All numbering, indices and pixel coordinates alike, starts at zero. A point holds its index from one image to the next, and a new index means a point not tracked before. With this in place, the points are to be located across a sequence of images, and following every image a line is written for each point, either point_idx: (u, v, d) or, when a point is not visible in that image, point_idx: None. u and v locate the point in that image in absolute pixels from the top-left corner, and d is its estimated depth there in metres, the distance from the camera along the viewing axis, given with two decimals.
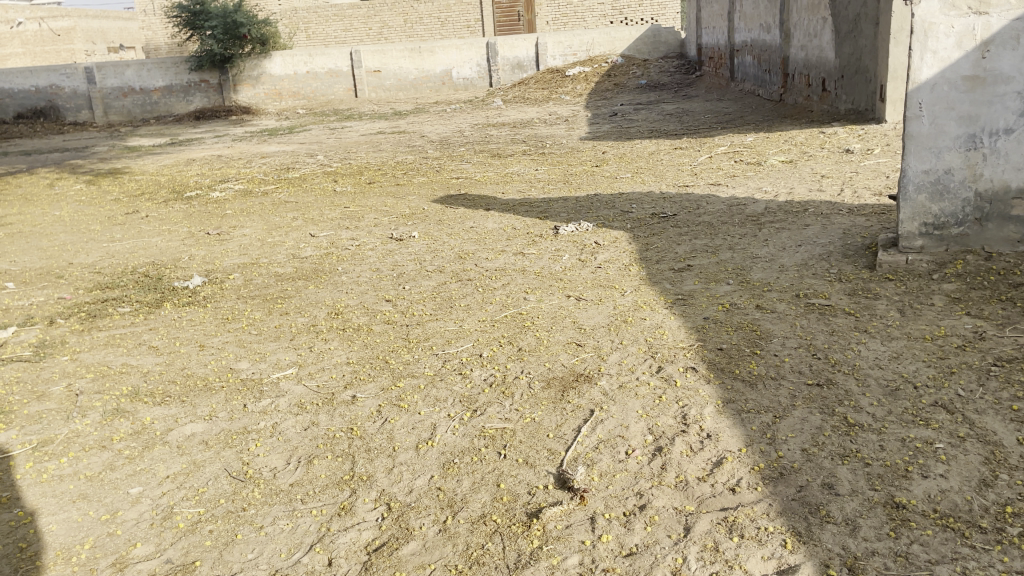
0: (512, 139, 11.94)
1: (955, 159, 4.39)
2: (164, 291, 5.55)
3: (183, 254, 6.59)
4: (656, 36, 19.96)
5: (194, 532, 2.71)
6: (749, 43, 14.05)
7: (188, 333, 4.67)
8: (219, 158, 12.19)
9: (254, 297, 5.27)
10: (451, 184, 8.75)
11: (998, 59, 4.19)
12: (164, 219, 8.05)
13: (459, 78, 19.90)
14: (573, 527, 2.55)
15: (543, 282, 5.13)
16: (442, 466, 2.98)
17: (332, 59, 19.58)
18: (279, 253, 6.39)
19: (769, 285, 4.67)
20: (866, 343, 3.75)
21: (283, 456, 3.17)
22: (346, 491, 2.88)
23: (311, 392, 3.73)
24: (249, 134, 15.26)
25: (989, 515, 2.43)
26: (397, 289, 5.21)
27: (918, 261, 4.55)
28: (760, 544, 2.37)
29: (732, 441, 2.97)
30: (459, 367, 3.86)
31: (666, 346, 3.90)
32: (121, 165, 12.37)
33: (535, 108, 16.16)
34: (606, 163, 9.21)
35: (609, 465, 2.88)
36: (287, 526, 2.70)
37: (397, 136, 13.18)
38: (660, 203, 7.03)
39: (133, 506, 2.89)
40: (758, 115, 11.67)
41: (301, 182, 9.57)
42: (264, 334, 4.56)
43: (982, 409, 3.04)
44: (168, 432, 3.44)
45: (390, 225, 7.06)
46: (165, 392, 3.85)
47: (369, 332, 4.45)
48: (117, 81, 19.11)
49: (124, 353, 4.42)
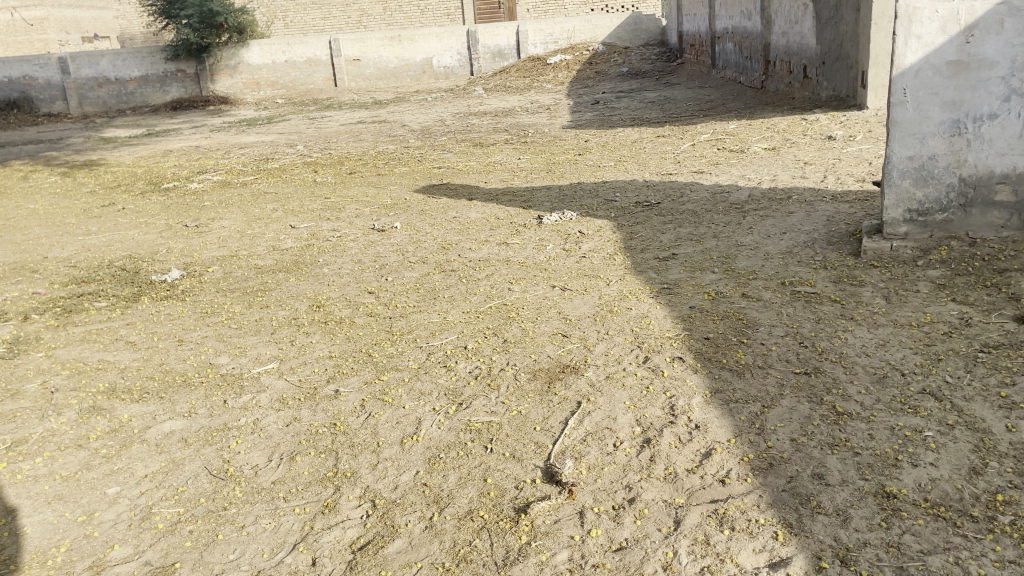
0: (494, 128, 11.85)
1: (939, 145, 4.38)
2: (141, 284, 5.44)
3: (160, 246, 6.48)
4: (637, 24, 19.90)
5: (174, 532, 2.65)
6: (730, 30, 14.04)
7: (166, 327, 4.58)
8: (197, 149, 12.02)
9: (234, 290, 5.19)
10: (433, 173, 8.68)
11: (982, 44, 4.17)
12: (141, 211, 7.92)
13: (439, 67, 19.77)
14: (562, 522, 2.50)
15: (528, 272, 5.08)
16: (427, 461, 2.93)
17: (311, 48, 19.37)
18: (259, 245, 6.30)
19: (754, 273, 4.65)
20: (852, 331, 3.73)
21: (264, 453, 3.10)
22: (329, 488, 2.82)
23: (292, 387, 3.66)
24: (227, 124, 15.07)
25: (980, 503, 2.41)
26: (380, 281, 5.14)
27: (902, 248, 4.54)
28: (751, 537, 2.34)
29: (721, 431, 2.94)
30: (443, 360, 3.80)
31: (653, 336, 3.87)
32: (97, 156, 12.17)
33: (517, 97, 16.05)
34: (589, 151, 9.18)
35: (597, 458, 2.84)
36: (270, 525, 2.64)
37: (377, 126, 13.03)
38: (643, 191, 7.00)
39: (110, 507, 2.82)
40: (739, 103, 11.67)
41: (281, 172, 9.45)
42: (244, 328, 4.48)
43: (971, 396, 3.03)
44: (146, 430, 3.37)
45: (372, 216, 6.99)
46: (143, 388, 3.77)
47: (352, 325, 4.39)
48: (92, 72, 18.83)
49: (101, 349, 4.32)
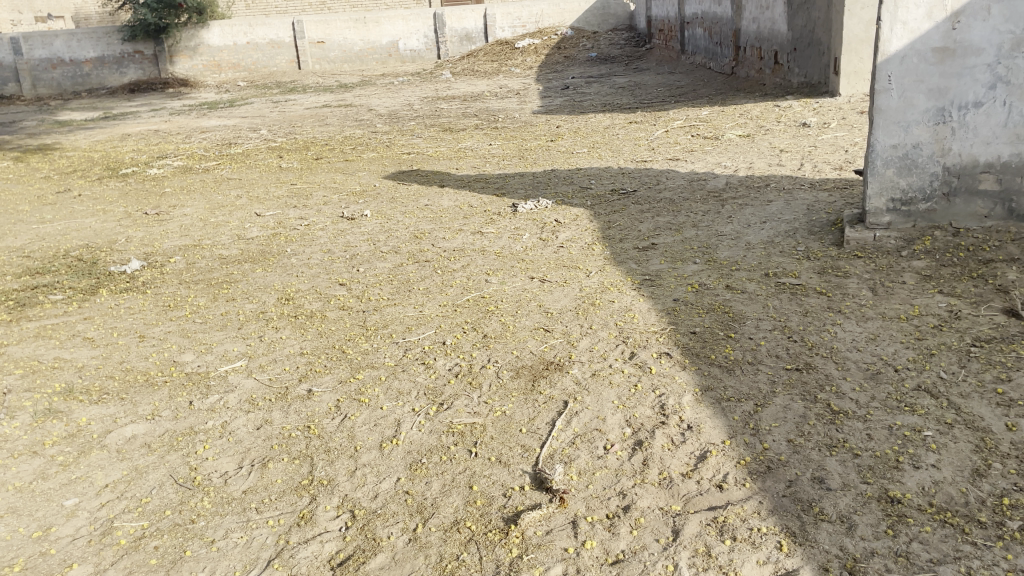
0: (464, 113, 11.63)
1: (923, 133, 4.30)
2: (99, 276, 5.19)
3: (120, 235, 6.20)
4: (605, 8, 19.65)
5: (138, 548, 2.47)
6: (699, 15, 13.95)
7: (126, 322, 4.35)
8: (155, 133, 11.63)
9: (197, 282, 4.96)
10: (402, 159, 8.46)
11: (969, 30, 4.08)
12: (98, 198, 7.60)
13: (406, 50, 19.43)
14: (554, 533, 2.38)
15: (504, 263, 4.93)
16: (409, 467, 2.78)
17: (274, 29, 18.92)
18: (224, 234, 6.05)
19: (736, 264, 4.54)
20: (841, 325, 3.64)
21: (234, 459, 2.93)
22: (305, 498, 2.66)
23: (263, 386, 3.48)
24: (187, 107, 14.65)
25: (987, 508, 2.33)
26: (351, 272, 4.95)
27: (886, 238, 4.48)
28: (753, 547, 2.24)
29: (714, 432, 2.82)
30: (421, 357, 3.64)
31: (637, 330, 3.75)
32: (52, 140, 11.74)
33: (485, 81, 15.79)
34: (561, 137, 9.03)
35: (588, 462, 2.71)
36: (241, 539, 2.48)
37: (343, 110, 12.73)
38: (619, 178, 6.87)
39: (68, 521, 2.63)
40: (710, 89, 11.59)
41: (244, 158, 9.15)
42: (210, 323, 4.27)
43: (967, 393, 2.95)
44: (106, 435, 3.16)
45: (341, 203, 6.78)
46: (102, 388, 3.56)
47: (323, 319, 4.20)
48: (46, 52, 18.16)
49: (57, 346, 4.08)
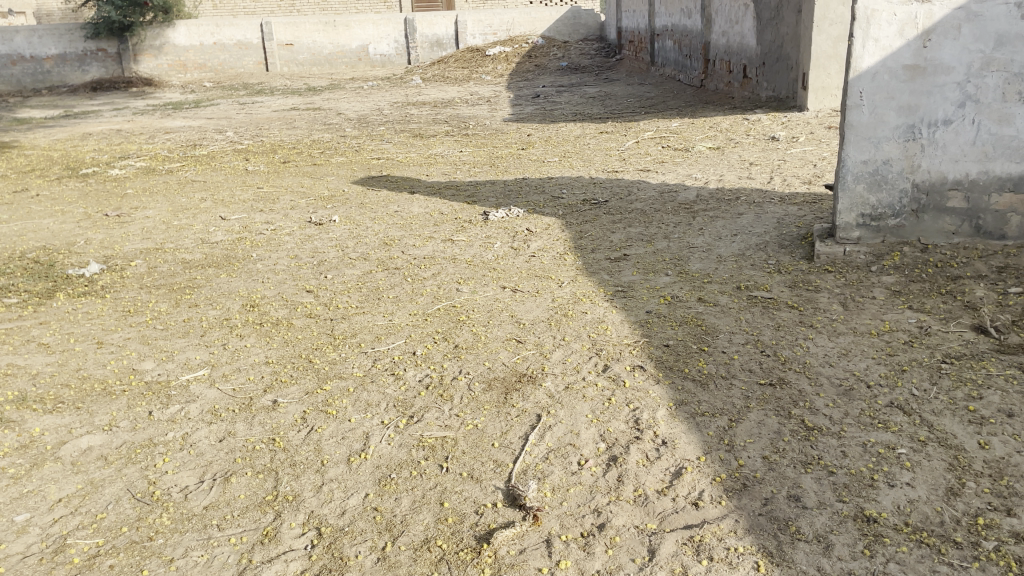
0: (434, 119, 11.56)
1: (893, 150, 4.32)
2: (56, 279, 5.02)
3: (78, 237, 6.03)
4: (576, 17, 19.71)
5: (92, 568, 2.36)
6: (670, 27, 14.03)
7: (84, 328, 4.21)
8: (117, 133, 11.38)
9: (159, 287, 4.82)
10: (371, 165, 8.35)
11: (939, 48, 4.10)
12: (57, 198, 7.39)
13: (375, 54, 19.28)
14: (527, 552, 2.32)
15: (475, 272, 4.86)
16: (377, 482, 2.70)
17: (241, 30, 18.71)
18: (187, 237, 5.92)
19: (708, 276, 4.54)
20: (813, 339, 3.64)
21: (195, 473, 2.82)
22: (269, 515, 2.57)
23: (226, 397, 3.37)
24: (151, 107, 14.38)
25: (962, 528, 2.32)
26: (319, 279, 4.85)
27: (855, 253, 4.52)
28: (730, 568, 2.20)
29: (689, 448, 2.79)
30: (391, 367, 3.57)
31: (610, 343, 3.70)
32: (10, 138, 11.45)
33: (455, 87, 15.71)
34: (532, 146, 9.00)
35: (562, 478, 2.66)
36: (201, 557, 2.38)
37: (311, 113, 12.57)
38: (590, 188, 6.85)
39: (18, 538, 2.51)
40: (680, 101, 11.66)
41: (210, 160, 8.97)
42: (171, 330, 4.14)
43: (939, 410, 2.96)
44: (60, 446, 3.03)
45: (309, 208, 6.66)
46: (57, 397, 3.43)
47: (289, 327, 4.10)
48: (5, 48, 17.73)
49: (10, 353, 3.93)
